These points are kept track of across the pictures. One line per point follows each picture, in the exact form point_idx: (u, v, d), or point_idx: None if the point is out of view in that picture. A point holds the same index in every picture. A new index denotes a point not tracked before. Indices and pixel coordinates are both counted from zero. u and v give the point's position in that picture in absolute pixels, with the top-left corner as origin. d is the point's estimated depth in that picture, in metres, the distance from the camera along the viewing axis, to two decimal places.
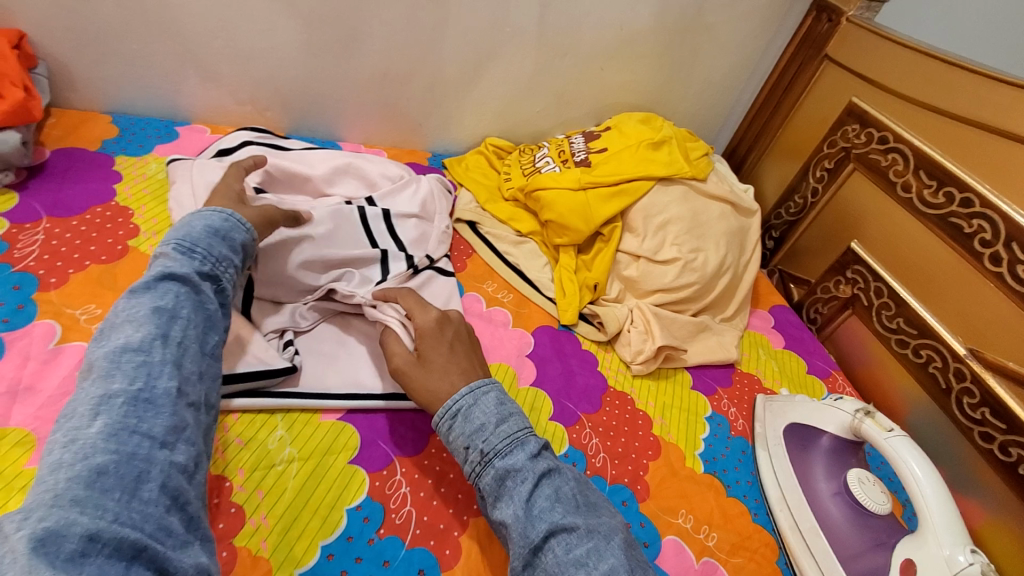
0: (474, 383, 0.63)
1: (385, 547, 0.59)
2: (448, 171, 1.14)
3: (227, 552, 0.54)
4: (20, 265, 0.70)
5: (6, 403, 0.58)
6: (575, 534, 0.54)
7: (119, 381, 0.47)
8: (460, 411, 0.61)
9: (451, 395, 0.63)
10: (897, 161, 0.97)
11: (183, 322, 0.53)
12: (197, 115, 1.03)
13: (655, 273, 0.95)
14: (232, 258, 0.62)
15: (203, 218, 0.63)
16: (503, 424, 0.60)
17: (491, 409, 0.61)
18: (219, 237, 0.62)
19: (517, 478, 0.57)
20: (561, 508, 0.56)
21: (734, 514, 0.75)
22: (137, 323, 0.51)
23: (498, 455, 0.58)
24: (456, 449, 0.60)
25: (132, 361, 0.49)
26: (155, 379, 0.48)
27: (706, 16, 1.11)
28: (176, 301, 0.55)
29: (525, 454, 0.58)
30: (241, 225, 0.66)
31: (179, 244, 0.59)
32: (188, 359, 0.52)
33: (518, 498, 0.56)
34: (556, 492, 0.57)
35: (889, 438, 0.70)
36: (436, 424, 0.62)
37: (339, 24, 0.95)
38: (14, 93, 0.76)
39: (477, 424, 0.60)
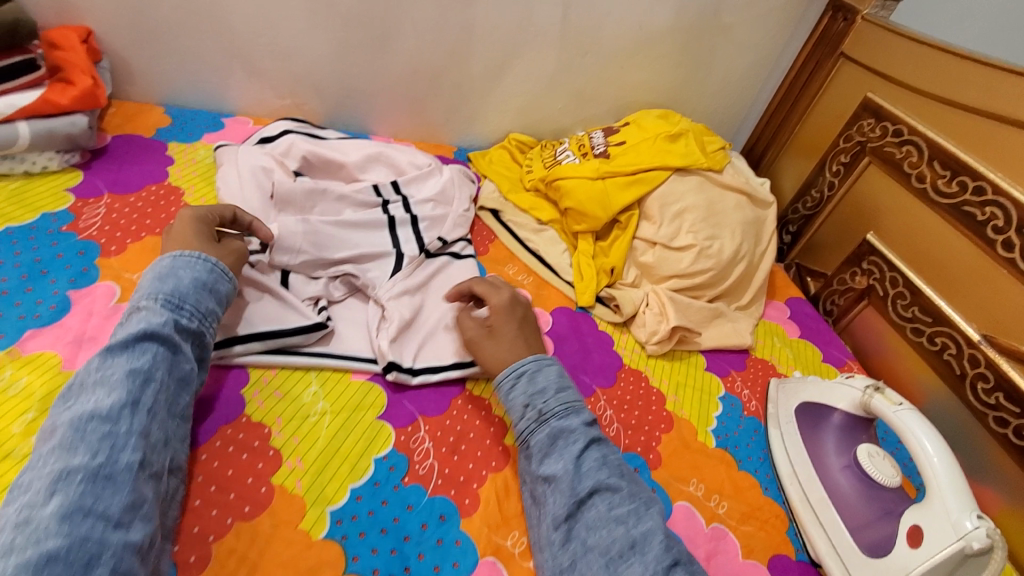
0: (539, 355, 0.72)
1: (409, 493, 0.63)
2: (473, 163, 1.19)
3: (266, 488, 0.60)
4: (84, 234, 0.77)
5: (72, 350, 0.65)
6: (618, 495, 0.60)
7: (81, 454, 0.47)
8: (525, 374, 0.69)
9: (518, 360, 0.71)
10: (911, 153, 0.99)
11: (156, 386, 0.53)
12: (241, 108, 1.11)
13: (670, 259, 0.98)
14: (216, 313, 0.62)
15: (190, 267, 0.63)
16: (561, 392, 0.68)
17: (553, 378, 0.69)
18: (206, 289, 0.62)
19: (569, 438, 0.64)
20: (607, 471, 0.62)
21: (745, 487, 0.77)
22: (108, 388, 0.51)
23: (555, 415, 0.65)
24: (516, 406, 0.67)
25: (96, 433, 0.48)
26: (118, 451, 0.48)
27: (723, 17, 1.15)
28: (153, 362, 0.54)
29: (578, 420, 0.65)
30: (227, 275, 0.65)
31: (166, 298, 0.59)
32: (157, 425, 0.52)
33: (569, 454, 0.62)
34: (603, 457, 0.63)
35: (898, 411, 0.72)
36: (499, 383, 0.70)
37: (374, 23, 1.02)
38: (83, 81, 0.84)
39: (539, 386, 0.68)
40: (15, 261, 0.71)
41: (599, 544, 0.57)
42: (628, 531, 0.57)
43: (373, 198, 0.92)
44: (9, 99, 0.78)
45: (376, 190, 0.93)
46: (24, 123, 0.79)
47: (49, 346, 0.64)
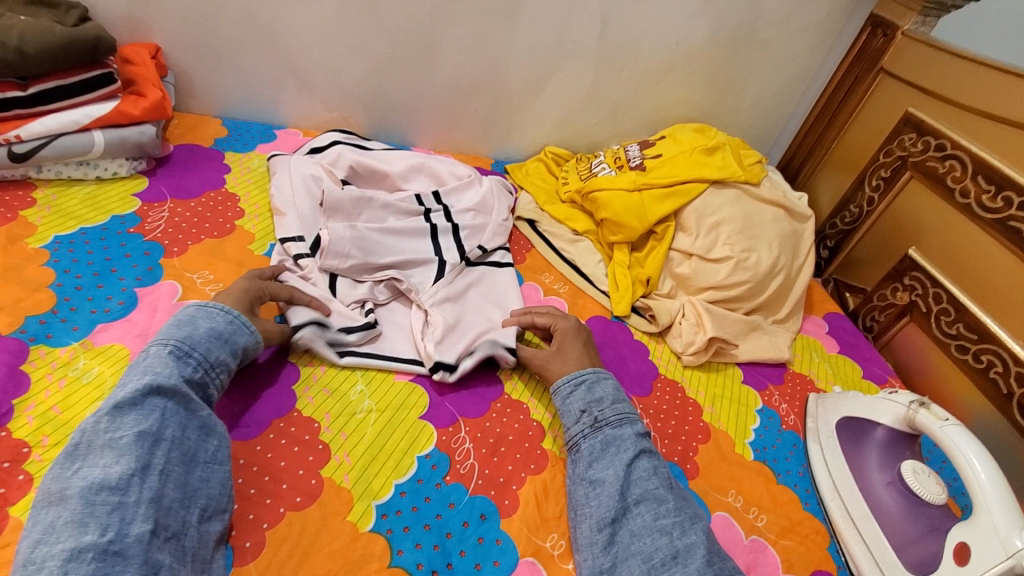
0: (598, 368, 0.76)
1: (451, 492, 0.65)
2: (510, 175, 1.22)
3: (316, 480, 0.62)
4: (150, 236, 0.82)
5: (139, 342, 0.69)
6: (665, 507, 0.62)
7: (91, 530, 0.47)
8: (585, 382, 0.73)
9: (578, 370, 0.75)
10: (954, 168, 0.98)
11: (165, 447, 0.54)
12: (291, 121, 1.16)
13: (706, 271, 0.99)
14: (229, 362, 0.64)
15: (208, 318, 0.65)
16: (617, 403, 0.71)
17: (610, 390, 0.72)
18: (220, 340, 0.64)
19: (620, 446, 0.67)
20: (655, 482, 0.64)
21: (785, 501, 0.77)
22: (118, 453, 0.52)
23: (609, 423, 0.69)
24: (572, 411, 0.71)
25: (106, 506, 0.49)
26: (128, 524, 0.48)
27: (760, 33, 1.16)
28: (161, 421, 0.55)
29: (630, 431, 0.68)
30: (244, 324, 0.67)
31: (177, 349, 0.61)
32: (168, 487, 0.53)
33: (619, 461, 0.65)
34: (653, 468, 0.66)
35: (944, 426, 0.71)
36: (557, 387, 0.74)
37: (420, 39, 1.07)
38: (154, 93, 0.90)
39: (597, 395, 0.71)
40: (88, 260, 0.76)
41: (642, 551, 0.59)
42: (671, 542, 0.59)
43: (416, 207, 0.94)
44: (86, 109, 0.85)
45: (418, 199, 0.96)
46: (99, 131, 0.86)
47: (119, 339, 0.69)
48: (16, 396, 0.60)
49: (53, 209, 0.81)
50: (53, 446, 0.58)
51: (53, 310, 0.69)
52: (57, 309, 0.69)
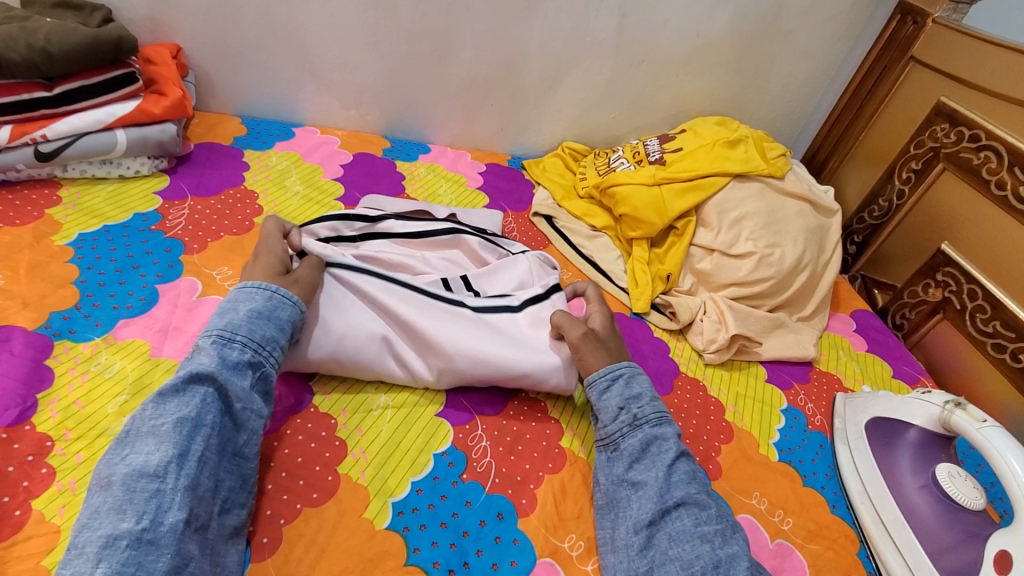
0: (636, 363, 0.73)
1: (467, 490, 0.64)
2: (527, 171, 1.21)
3: (333, 476, 0.62)
4: (170, 232, 0.83)
5: (159, 338, 0.69)
6: (707, 512, 0.60)
7: (128, 518, 0.48)
8: (624, 378, 0.70)
9: (615, 362, 0.73)
10: (990, 159, 0.94)
11: (205, 434, 0.54)
12: (309, 119, 1.16)
13: (728, 267, 0.97)
14: (278, 340, 0.62)
15: (248, 299, 0.63)
16: (656, 403, 0.69)
17: (648, 387, 0.71)
18: (263, 319, 0.62)
19: (661, 447, 0.65)
20: (696, 486, 0.62)
21: (812, 503, 0.74)
22: (159, 439, 0.52)
23: (649, 422, 0.67)
24: (610, 407, 0.69)
25: (144, 493, 0.49)
26: (163, 513, 0.49)
27: (784, 23, 1.13)
28: (201, 409, 0.55)
29: (670, 431, 0.67)
30: (289, 301, 0.65)
31: (221, 333, 0.60)
32: (205, 475, 0.53)
33: (660, 463, 0.64)
34: (693, 472, 0.64)
35: (982, 428, 0.68)
36: (592, 380, 0.71)
37: (436, 36, 1.06)
38: (174, 92, 0.92)
39: (635, 392, 0.69)
40: (111, 257, 0.77)
41: (681, 558, 0.57)
42: (713, 550, 0.57)
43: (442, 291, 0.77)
44: (109, 109, 0.86)
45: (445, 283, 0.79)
46: (122, 130, 0.87)
47: (140, 334, 0.69)
48: (40, 391, 0.61)
49: (78, 207, 0.83)
50: (75, 440, 0.59)
51: (77, 306, 0.70)
52: (80, 305, 0.70)
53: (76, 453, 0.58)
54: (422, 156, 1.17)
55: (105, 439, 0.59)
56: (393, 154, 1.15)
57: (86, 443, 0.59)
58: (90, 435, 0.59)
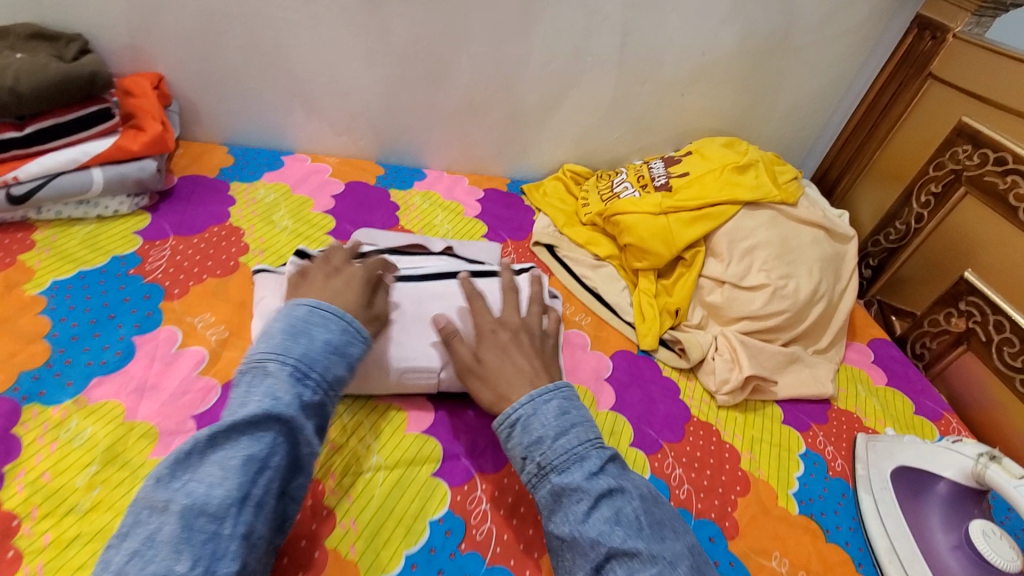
0: (534, 393, 0.62)
1: (466, 562, 0.59)
2: (527, 196, 1.16)
3: (319, 552, 0.57)
4: (150, 277, 0.78)
5: (135, 398, 0.65)
6: (638, 559, 0.51)
7: (184, 560, 0.44)
8: (519, 422, 0.60)
9: (512, 403, 0.62)
10: (1017, 184, 0.88)
11: (269, 478, 0.50)
12: (300, 145, 1.12)
13: (740, 300, 0.92)
14: (344, 381, 0.59)
15: (322, 330, 0.59)
16: (561, 438, 0.58)
17: (551, 420, 0.60)
18: (337, 358, 0.59)
19: (573, 496, 0.55)
20: (622, 531, 0.53)
21: (835, 562, 0.70)
22: (227, 474, 0.48)
23: (554, 471, 0.57)
24: (516, 460, 0.60)
25: (202, 534, 0.46)
26: (218, 561, 0.45)
27: (794, 39, 1.09)
28: (271, 449, 0.51)
29: (583, 471, 0.56)
30: (359, 335, 0.62)
31: (299, 365, 0.56)
32: (259, 522, 0.50)
33: (573, 517, 0.54)
34: (616, 514, 0.54)
35: (1018, 487, 0.63)
36: (496, 432, 0.62)
37: (430, 59, 1.02)
38: (154, 127, 0.87)
39: (535, 436, 0.59)
40: (86, 306, 0.73)
41: None
42: None
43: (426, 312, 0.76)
44: (84, 147, 0.82)
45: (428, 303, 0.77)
46: (99, 169, 0.83)
47: (114, 394, 0.65)
48: (5, 464, 0.57)
49: (53, 252, 0.78)
50: (43, 518, 0.54)
51: (47, 364, 0.66)
52: (52, 362, 0.66)
53: (43, 533, 0.54)
54: (418, 183, 1.12)
55: (74, 516, 0.55)
56: (387, 181, 1.10)
57: (54, 522, 0.54)
58: (57, 514, 0.55)
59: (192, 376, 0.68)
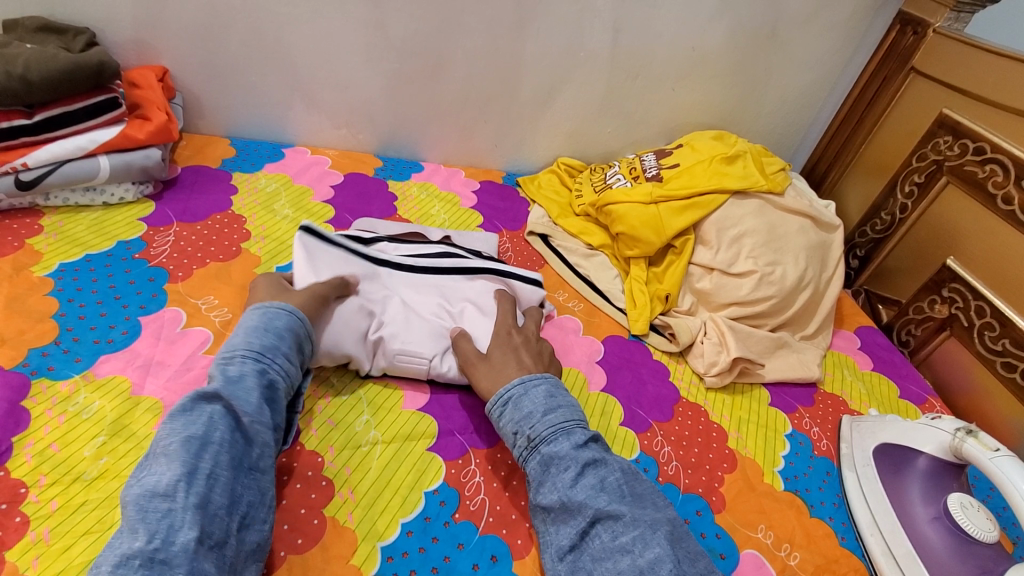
0: (526, 376, 0.67)
1: (460, 531, 0.61)
2: (523, 188, 1.19)
3: (318, 520, 0.59)
4: (155, 261, 0.81)
5: (141, 374, 0.67)
6: (621, 522, 0.56)
7: (140, 537, 0.45)
8: (511, 400, 0.65)
9: (504, 385, 0.67)
10: (995, 172, 0.91)
11: (213, 449, 0.52)
12: (300, 139, 1.15)
13: (728, 286, 0.94)
14: (280, 352, 0.62)
15: (243, 323, 0.63)
16: (549, 414, 0.63)
17: (541, 399, 0.65)
18: (264, 334, 0.62)
19: (561, 465, 0.60)
20: (606, 497, 0.57)
21: (819, 536, 0.72)
22: (168, 456, 0.50)
23: (543, 442, 0.61)
24: (507, 435, 0.64)
25: (156, 512, 0.47)
26: (175, 532, 0.46)
27: (781, 34, 1.11)
28: (209, 424, 0.53)
29: (569, 442, 0.61)
30: (284, 311, 0.65)
31: (226, 353, 0.59)
32: (216, 491, 0.50)
33: (561, 484, 0.59)
34: (601, 482, 0.58)
35: (994, 458, 0.65)
36: (488, 411, 0.67)
37: (426, 53, 1.05)
38: (159, 116, 0.90)
39: (525, 411, 0.64)
40: (92, 288, 0.75)
41: None
42: (634, 562, 0.53)
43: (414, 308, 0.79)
44: (91, 135, 0.85)
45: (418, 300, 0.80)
46: (105, 157, 0.85)
47: (121, 369, 0.67)
48: (15, 434, 0.59)
49: (60, 236, 0.81)
50: (50, 486, 0.56)
51: (55, 341, 0.68)
52: (60, 339, 0.68)
53: (50, 500, 0.55)
54: (415, 175, 1.15)
55: (80, 484, 0.57)
56: (385, 173, 1.13)
57: (60, 489, 0.56)
58: (65, 481, 0.57)
59: (196, 354, 0.71)
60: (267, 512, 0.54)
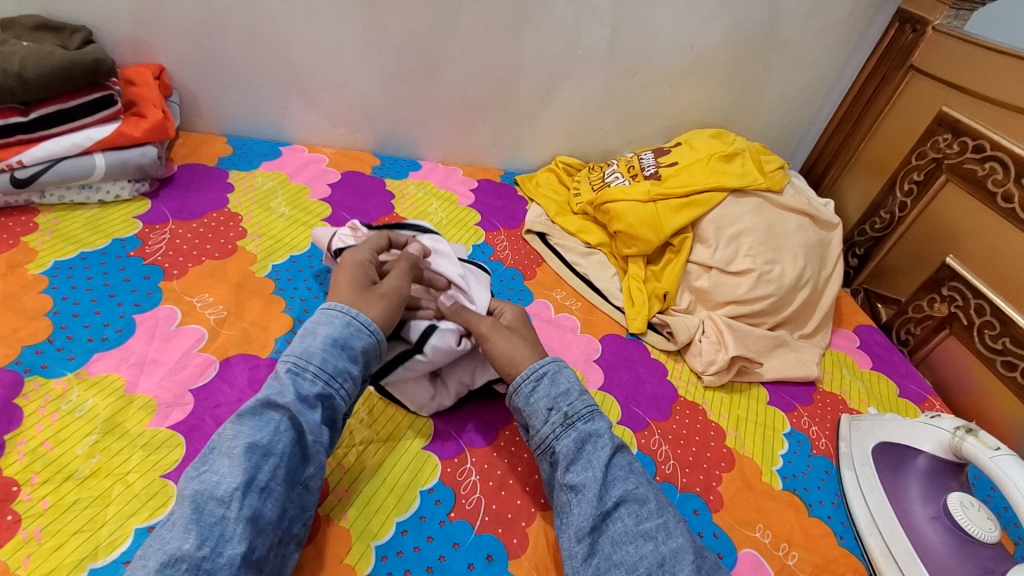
0: (558, 356, 0.69)
1: (455, 530, 0.61)
2: (520, 187, 1.18)
3: (312, 519, 0.59)
4: (150, 259, 0.80)
5: (135, 372, 0.67)
6: (646, 507, 0.58)
7: (191, 539, 0.47)
8: (549, 374, 0.65)
9: (537, 359, 0.67)
10: (995, 170, 0.91)
11: (273, 463, 0.52)
12: (297, 137, 1.14)
13: (726, 284, 0.94)
14: (352, 370, 0.60)
15: (327, 323, 0.60)
16: (586, 395, 0.65)
17: (577, 380, 0.66)
18: (342, 347, 0.59)
19: (597, 444, 0.61)
20: (635, 481, 0.60)
21: (817, 535, 0.71)
22: (232, 459, 0.51)
23: (581, 419, 0.62)
24: (539, 409, 0.63)
25: (211, 517, 0.48)
26: (225, 543, 0.48)
27: (780, 33, 1.11)
28: (274, 436, 0.53)
29: (604, 424, 0.63)
30: (364, 329, 0.62)
31: (300, 359, 0.58)
32: (269, 506, 0.51)
33: (597, 462, 0.59)
34: (629, 465, 0.61)
35: (994, 457, 0.65)
36: (517, 383, 0.65)
37: (424, 52, 1.04)
38: (155, 114, 0.90)
39: (563, 388, 0.65)
40: (86, 286, 0.75)
41: (626, 561, 0.54)
42: (658, 548, 0.55)
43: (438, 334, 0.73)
44: (87, 133, 0.85)
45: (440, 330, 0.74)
46: (101, 154, 0.85)
47: (115, 368, 0.67)
48: (7, 432, 0.59)
49: (55, 234, 0.80)
50: (42, 485, 0.56)
51: (49, 339, 0.68)
52: (53, 337, 0.68)
53: (42, 498, 0.55)
54: (413, 173, 1.14)
55: (72, 483, 0.56)
56: (382, 171, 1.12)
57: (52, 488, 0.56)
58: (57, 479, 0.56)
59: (190, 352, 0.70)
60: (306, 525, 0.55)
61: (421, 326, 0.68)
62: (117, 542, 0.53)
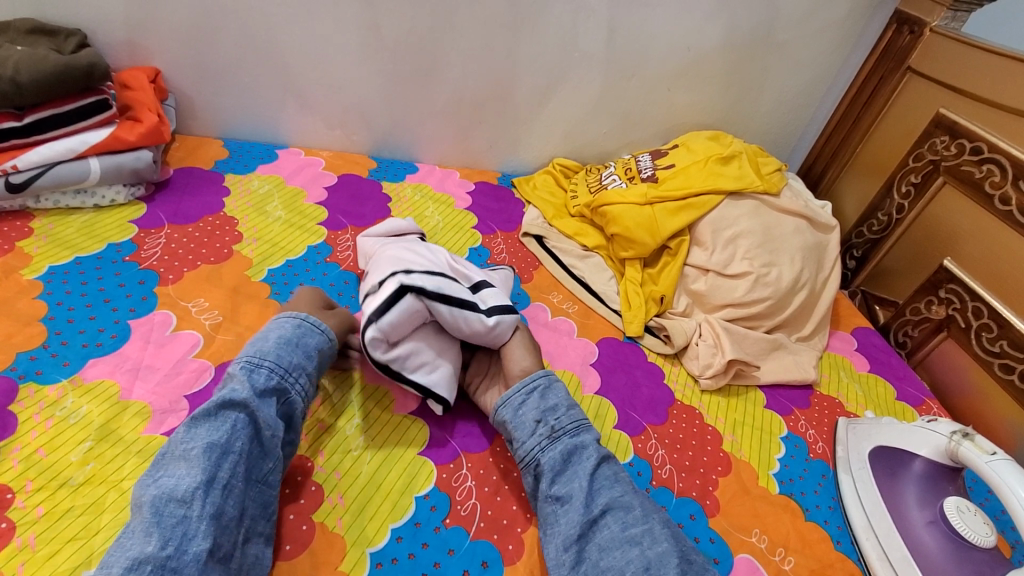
0: (548, 370, 0.71)
1: (451, 536, 0.61)
2: (518, 189, 1.18)
3: (307, 526, 0.59)
4: (145, 263, 0.80)
5: (130, 378, 0.67)
6: (632, 514, 0.58)
7: (154, 541, 0.47)
8: (537, 389, 0.67)
9: (527, 375, 0.69)
10: (992, 172, 0.91)
11: (232, 460, 0.54)
12: (294, 140, 1.14)
13: (723, 287, 0.94)
14: (304, 366, 0.64)
15: (276, 328, 0.66)
16: (573, 409, 0.67)
17: (566, 395, 0.68)
18: (292, 345, 0.64)
19: (582, 455, 0.62)
20: (620, 489, 0.61)
21: (814, 540, 0.71)
22: (190, 461, 0.52)
23: (567, 432, 0.64)
24: (527, 422, 0.65)
25: (172, 518, 0.49)
26: (189, 541, 0.48)
27: (777, 34, 1.11)
28: (231, 435, 0.55)
29: (590, 437, 0.64)
30: (315, 328, 0.67)
31: (252, 359, 0.61)
32: (230, 503, 0.52)
33: (582, 473, 0.61)
34: (615, 474, 0.62)
35: (991, 462, 0.65)
36: (507, 397, 0.67)
37: (420, 55, 1.04)
38: (150, 118, 0.90)
39: (551, 403, 0.66)
40: (81, 291, 0.74)
41: (613, 567, 0.55)
42: (643, 553, 0.55)
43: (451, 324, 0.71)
44: (82, 136, 0.85)
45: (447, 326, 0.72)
46: (96, 158, 0.85)
47: (109, 374, 0.67)
48: (1, 439, 0.59)
49: (50, 239, 0.80)
50: (36, 492, 0.56)
51: (44, 345, 0.68)
52: (48, 344, 0.68)
53: (36, 506, 0.55)
54: (410, 176, 1.14)
55: (67, 490, 0.56)
56: (379, 174, 1.12)
57: (47, 495, 0.56)
58: (51, 487, 0.56)
59: (186, 358, 0.70)
60: (272, 523, 0.56)
61: (503, 301, 0.71)
62: (111, 549, 0.53)
